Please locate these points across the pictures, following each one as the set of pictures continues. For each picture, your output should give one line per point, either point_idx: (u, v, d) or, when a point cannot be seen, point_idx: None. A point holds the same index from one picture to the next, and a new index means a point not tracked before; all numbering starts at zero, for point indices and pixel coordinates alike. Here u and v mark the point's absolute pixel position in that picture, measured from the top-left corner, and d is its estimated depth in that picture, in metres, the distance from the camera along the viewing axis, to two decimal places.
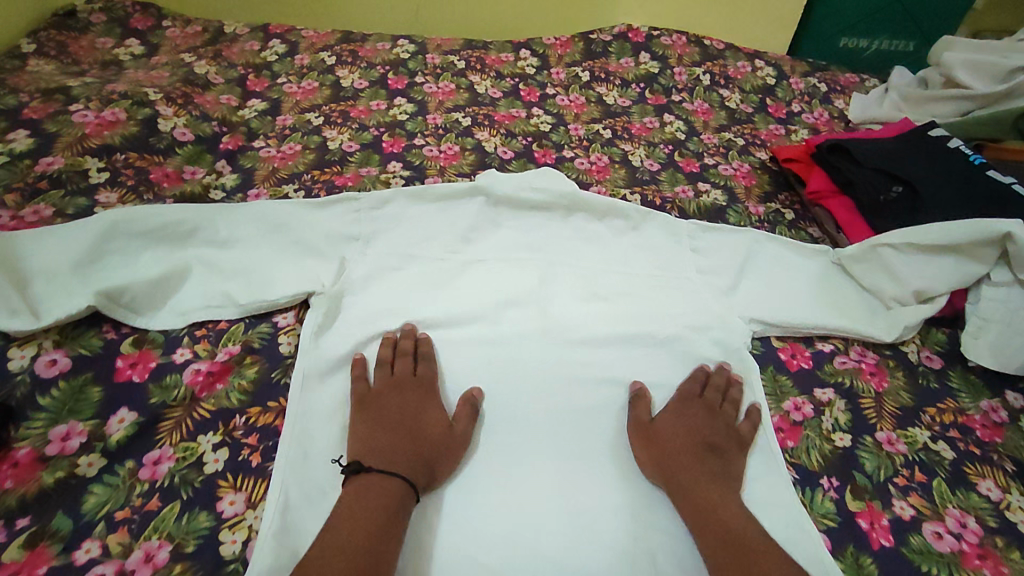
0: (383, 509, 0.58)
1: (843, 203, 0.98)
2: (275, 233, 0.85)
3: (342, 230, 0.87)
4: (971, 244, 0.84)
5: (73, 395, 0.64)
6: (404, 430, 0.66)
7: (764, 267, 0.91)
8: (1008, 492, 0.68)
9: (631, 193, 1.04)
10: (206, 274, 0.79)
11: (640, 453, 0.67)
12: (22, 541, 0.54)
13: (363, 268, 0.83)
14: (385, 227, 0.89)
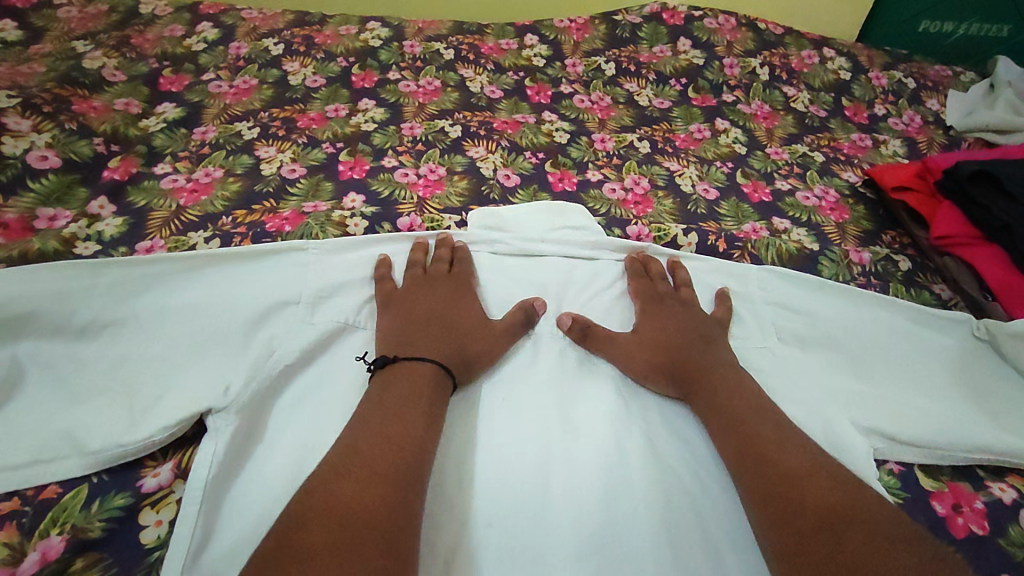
0: (424, 390, 0.51)
1: (992, 255, 0.69)
2: (165, 315, 0.56)
3: (273, 295, 0.58)
4: None
5: None
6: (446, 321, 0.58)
7: (880, 350, 0.64)
8: None
9: (686, 233, 0.74)
10: (43, 398, 0.50)
11: (661, 332, 0.60)
12: None
13: (297, 358, 0.55)
14: (337, 289, 0.61)
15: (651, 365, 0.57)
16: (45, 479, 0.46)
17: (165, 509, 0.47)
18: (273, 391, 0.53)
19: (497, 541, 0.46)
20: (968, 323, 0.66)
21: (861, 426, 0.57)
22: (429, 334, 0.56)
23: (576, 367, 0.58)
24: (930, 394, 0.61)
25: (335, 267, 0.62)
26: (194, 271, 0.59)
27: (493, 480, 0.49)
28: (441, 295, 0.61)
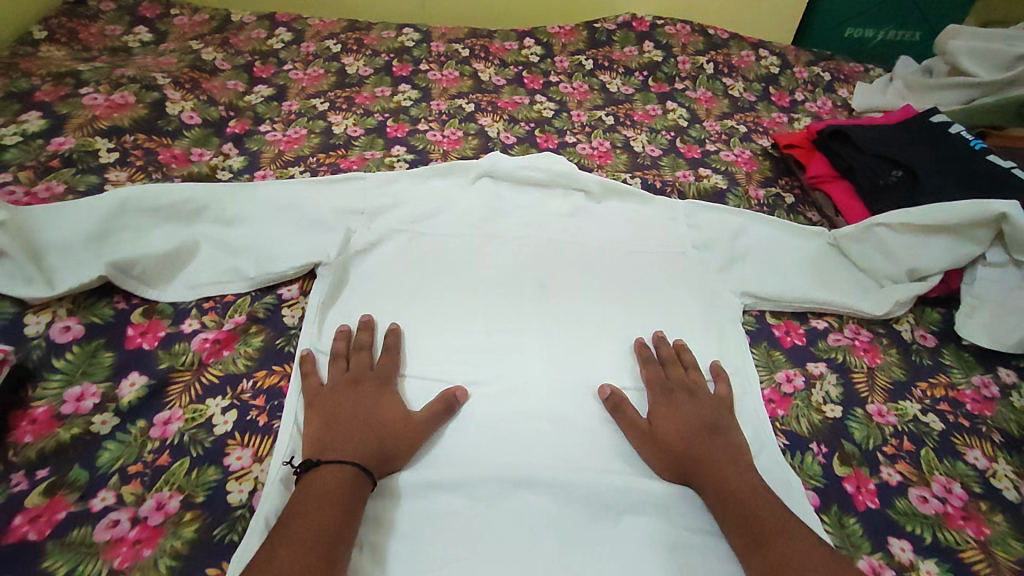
0: (344, 482, 0.57)
1: (844, 189, 0.98)
2: (282, 210, 0.87)
3: (351, 204, 0.89)
4: (966, 226, 0.82)
5: (86, 359, 0.67)
6: (363, 421, 0.64)
7: (758, 248, 0.94)
8: (994, 460, 0.70)
9: (631, 177, 1.05)
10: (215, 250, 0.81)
11: (673, 421, 0.67)
12: (42, 490, 0.57)
13: (369, 241, 0.86)
14: (392, 202, 0.91)
15: (667, 458, 0.65)
16: (225, 292, 0.77)
17: (295, 310, 0.78)
18: (354, 256, 0.84)
19: (485, 351, 0.77)
20: (822, 232, 0.95)
21: (735, 290, 0.87)
22: (354, 429, 0.62)
23: (544, 260, 0.89)
24: (789, 269, 0.90)
25: (390, 189, 0.93)
26: (299, 188, 0.90)
27: (487, 335, 0.78)
28: (365, 392, 0.67)
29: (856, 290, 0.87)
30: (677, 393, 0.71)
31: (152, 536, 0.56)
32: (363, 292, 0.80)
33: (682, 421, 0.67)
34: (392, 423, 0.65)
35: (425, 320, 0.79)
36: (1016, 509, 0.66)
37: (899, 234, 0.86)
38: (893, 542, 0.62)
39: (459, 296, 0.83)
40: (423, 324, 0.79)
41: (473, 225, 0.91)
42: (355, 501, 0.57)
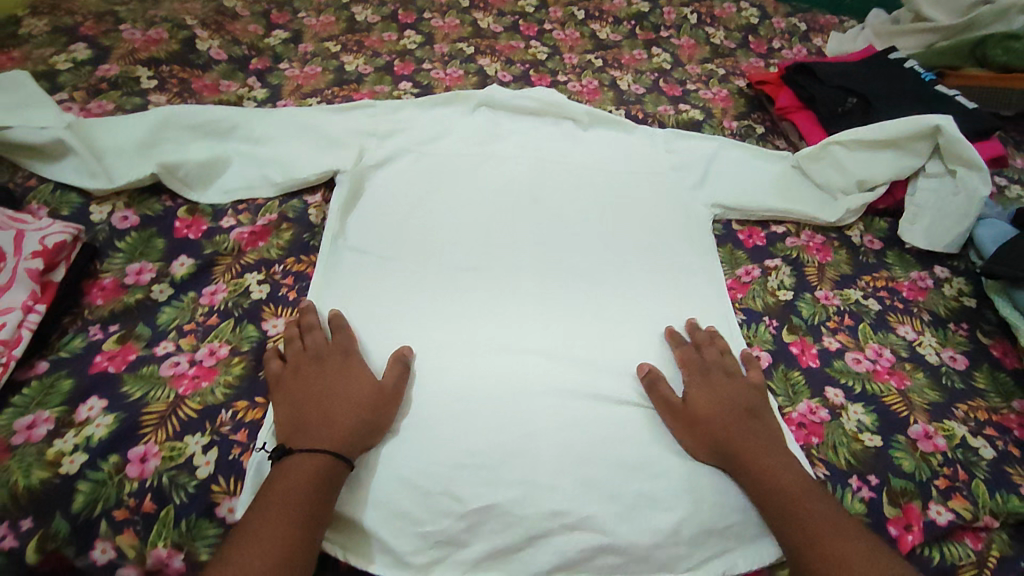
0: (317, 478, 0.57)
1: (807, 117, 1.09)
2: (302, 131, 0.96)
3: (360, 128, 0.98)
4: (908, 139, 0.94)
5: (143, 243, 0.78)
6: (329, 402, 0.63)
7: (731, 168, 1.02)
8: (921, 333, 0.81)
9: (616, 110, 1.15)
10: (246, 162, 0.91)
11: (713, 404, 0.67)
12: (115, 339, 0.68)
13: (378, 156, 0.95)
14: (398, 126, 1.00)
15: (709, 445, 0.65)
16: (255, 196, 0.88)
17: (317, 210, 0.88)
18: (368, 169, 0.93)
19: (480, 245, 0.85)
20: (786, 157, 1.04)
21: (707, 202, 0.95)
22: (324, 418, 0.62)
23: (534, 175, 0.97)
24: (759, 185, 0.98)
25: (397, 116, 1.02)
26: (315, 113, 0.99)
27: (481, 235, 0.87)
28: (327, 370, 0.66)
29: (815, 202, 0.96)
30: (713, 377, 0.70)
31: (207, 372, 0.67)
32: (370, 198, 0.89)
33: (723, 406, 0.67)
34: (362, 397, 0.64)
35: (429, 220, 0.87)
36: (935, 369, 0.76)
37: (851, 151, 0.97)
38: (828, 389, 0.73)
39: (461, 200, 0.91)
40: (427, 224, 0.87)
41: (473, 145, 1.01)
42: (328, 489, 0.58)
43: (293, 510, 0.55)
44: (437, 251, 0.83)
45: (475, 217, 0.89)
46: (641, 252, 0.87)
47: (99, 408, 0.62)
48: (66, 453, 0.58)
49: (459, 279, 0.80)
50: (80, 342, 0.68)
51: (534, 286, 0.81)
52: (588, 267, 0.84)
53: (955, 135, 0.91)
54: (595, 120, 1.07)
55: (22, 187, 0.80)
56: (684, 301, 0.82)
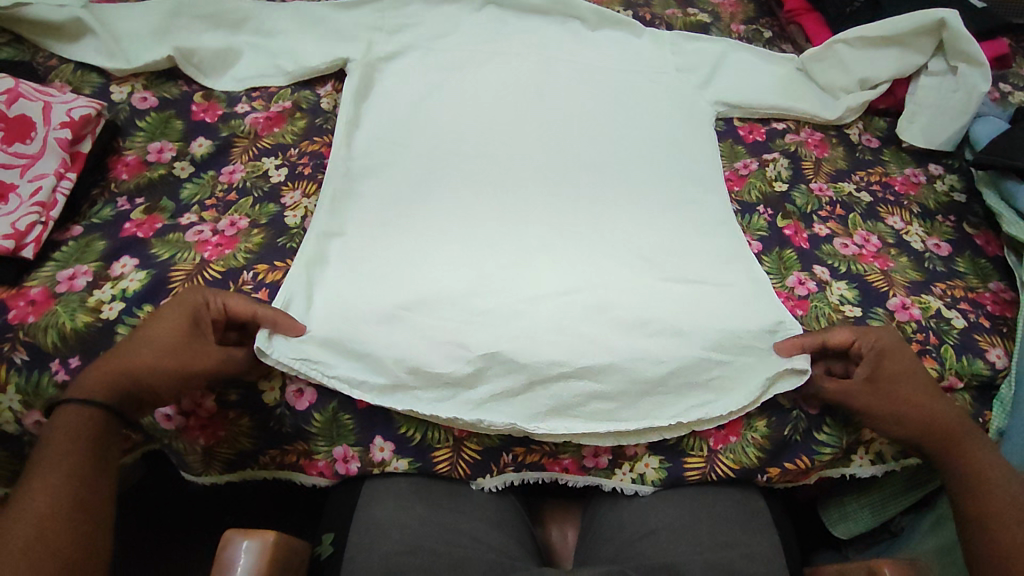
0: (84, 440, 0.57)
1: (815, 19, 1.09)
2: (311, 24, 0.97)
3: (368, 23, 0.98)
4: (913, 36, 0.95)
5: (162, 124, 0.81)
6: (135, 365, 0.59)
7: (735, 68, 1.03)
8: (910, 223, 0.84)
9: (623, 11, 1.15)
10: (257, 54, 0.93)
11: (900, 382, 0.65)
12: (141, 210, 0.72)
13: (387, 49, 0.96)
14: (409, 21, 1.01)
15: (903, 424, 0.64)
16: (268, 84, 0.90)
17: (330, 100, 0.90)
18: (379, 61, 0.94)
19: (485, 134, 0.88)
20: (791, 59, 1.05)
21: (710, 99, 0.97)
22: (120, 374, 0.59)
23: (541, 70, 0.99)
24: (762, 84, 1.00)
25: (404, 10, 1.02)
26: (324, 6, 0.99)
27: (488, 125, 0.89)
28: (169, 337, 0.60)
29: (815, 102, 0.98)
30: (895, 356, 0.66)
31: (229, 241, 0.71)
32: (381, 86, 0.91)
33: (906, 387, 0.65)
34: (157, 377, 0.60)
35: (438, 111, 0.90)
36: (919, 254, 0.80)
37: (855, 48, 0.97)
38: (816, 267, 0.77)
39: (470, 93, 0.93)
40: (434, 113, 0.89)
41: (479, 40, 1.02)
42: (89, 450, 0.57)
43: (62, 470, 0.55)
44: (448, 140, 0.86)
45: (482, 109, 0.91)
46: (642, 142, 0.89)
47: (131, 266, 0.67)
48: (105, 303, 0.64)
49: (470, 167, 0.83)
50: (110, 212, 0.72)
51: (539, 173, 0.84)
52: (593, 158, 0.87)
53: (959, 29, 0.91)
54: (604, 18, 1.07)
55: (43, 67, 0.82)
56: (685, 185, 0.84)
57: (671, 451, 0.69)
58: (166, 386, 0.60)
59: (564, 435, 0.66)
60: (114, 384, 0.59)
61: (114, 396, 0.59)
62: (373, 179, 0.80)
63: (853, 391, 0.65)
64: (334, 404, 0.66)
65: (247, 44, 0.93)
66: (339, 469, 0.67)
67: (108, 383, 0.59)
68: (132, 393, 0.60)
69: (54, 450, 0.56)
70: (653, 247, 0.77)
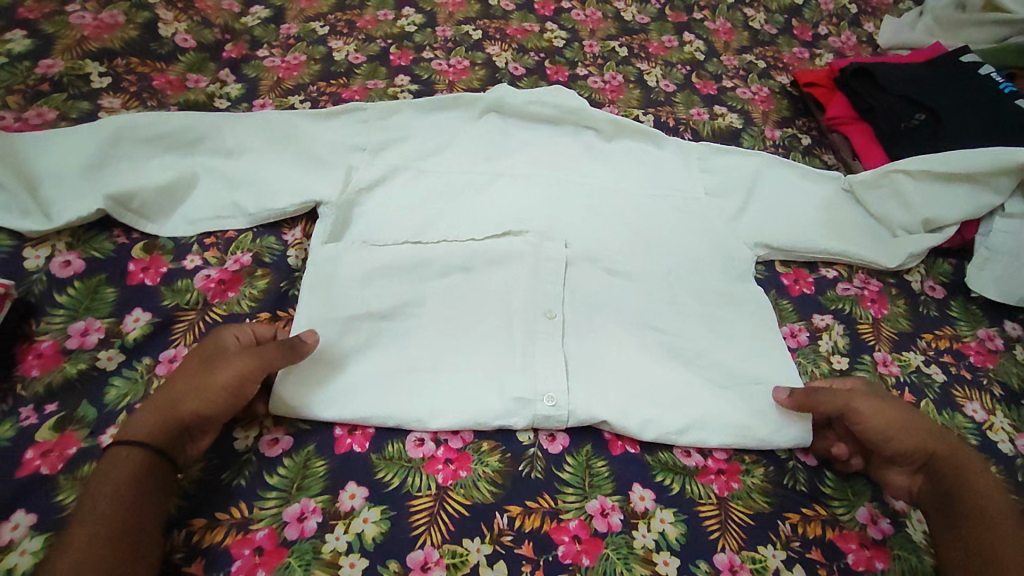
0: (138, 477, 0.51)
1: (863, 131, 0.96)
2: (280, 143, 0.78)
3: (347, 142, 0.79)
4: (987, 173, 0.82)
5: (89, 294, 0.66)
6: (166, 405, 0.55)
7: (773, 192, 0.85)
8: (992, 413, 0.71)
9: (643, 114, 1.01)
10: (211, 183, 0.75)
11: (960, 489, 0.56)
12: (52, 425, 0.57)
13: (372, 175, 0.77)
14: (397, 136, 0.81)
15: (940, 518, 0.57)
16: (226, 227, 0.74)
17: (298, 250, 0.75)
18: (361, 193, 0.76)
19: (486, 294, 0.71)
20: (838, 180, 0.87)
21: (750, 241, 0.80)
22: (157, 413, 0.54)
23: (549, 194, 0.79)
24: (809, 217, 0.83)
25: (392, 121, 0.82)
26: (290, 116, 0.80)
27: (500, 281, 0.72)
28: (200, 369, 0.57)
29: (870, 240, 0.83)
30: (952, 463, 0.58)
31: None
32: (363, 229, 0.74)
33: (958, 491, 0.56)
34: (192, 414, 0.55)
35: (436, 254, 0.72)
36: (1009, 462, 0.67)
37: (916, 181, 0.83)
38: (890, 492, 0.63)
39: (475, 224, 0.75)
40: (432, 258, 0.72)
41: (482, 152, 0.82)
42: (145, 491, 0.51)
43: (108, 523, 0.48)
44: (435, 329, 0.67)
45: (487, 250, 0.73)
46: (679, 312, 0.72)
47: (25, 527, 0.51)
48: None
49: (460, 366, 0.64)
50: (9, 431, 0.56)
51: (551, 378, 0.64)
52: (619, 353, 0.68)
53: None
54: (633, 131, 0.87)
55: None
56: (729, 403, 0.66)
57: None
58: (212, 401, 0.55)
59: None
60: (163, 415, 0.54)
61: (163, 437, 0.53)
62: (332, 393, 0.61)
63: (866, 397, 0.61)
64: None
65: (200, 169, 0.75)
66: None
67: (161, 415, 0.54)
68: (177, 423, 0.54)
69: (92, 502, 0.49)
70: (690, 483, 0.61)
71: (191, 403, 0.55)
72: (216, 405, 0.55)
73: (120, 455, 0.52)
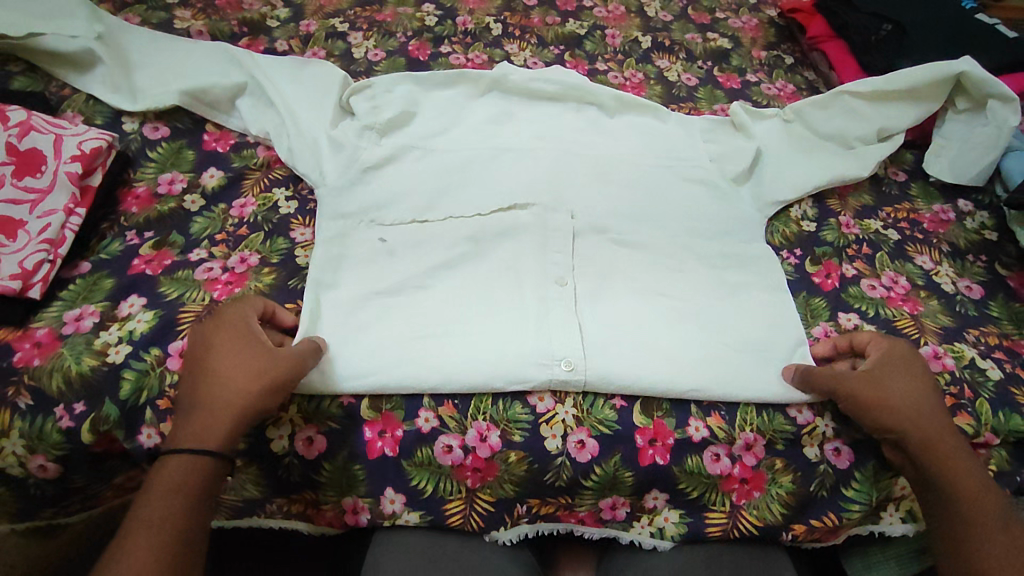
0: (193, 482, 0.54)
1: (838, 48, 1.07)
2: (312, 106, 0.83)
3: (353, 126, 0.82)
4: (930, 87, 0.91)
5: (173, 154, 0.80)
6: (220, 410, 0.56)
7: (776, 159, 0.88)
8: (939, 264, 0.82)
9: (643, 37, 1.13)
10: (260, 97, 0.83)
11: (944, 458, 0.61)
12: (150, 245, 0.71)
13: (379, 155, 0.79)
14: (402, 120, 0.84)
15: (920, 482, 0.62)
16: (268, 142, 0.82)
17: None
18: (371, 173, 0.78)
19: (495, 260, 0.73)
20: (781, 112, 0.92)
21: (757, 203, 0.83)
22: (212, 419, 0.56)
23: (554, 162, 0.82)
24: (795, 162, 0.88)
25: (395, 99, 0.85)
26: (305, 93, 0.84)
27: (508, 255, 0.73)
28: (245, 369, 0.58)
29: (835, 157, 0.90)
30: (938, 435, 0.62)
31: (239, 279, 0.69)
32: (376, 209, 0.76)
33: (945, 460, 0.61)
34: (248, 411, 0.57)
35: (446, 229, 0.75)
36: (950, 297, 0.78)
37: (863, 100, 0.92)
38: (842, 315, 0.74)
39: (483, 199, 0.78)
40: (442, 232, 0.75)
41: (489, 121, 0.86)
42: (202, 497, 0.54)
43: (167, 525, 0.51)
44: (445, 298, 0.69)
45: (495, 221, 0.76)
46: (684, 280, 0.74)
47: (139, 305, 0.65)
48: (111, 345, 0.62)
49: (473, 325, 0.67)
50: (119, 247, 0.70)
51: (567, 342, 0.66)
52: (627, 315, 0.70)
53: (981, 75, 0.88)
54: (635, 104, 0.90)
55: (56, 96, 0.82)
56: (735, 361, 0.67)
57: (693, 506, 0.65)
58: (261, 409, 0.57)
59: (595, 471, 0.62)
60: (218, 422, 0.56)
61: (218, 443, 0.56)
62: (346, 361, 0.63)
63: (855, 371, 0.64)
64: (344, 454, 0.62)
65: (243, 99, 0.83)
66: (349, 520, 0.64)
67: (214, 423, 0.56)
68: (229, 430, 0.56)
69: (152, 506, 0.52)
70: None
71: (237, 411, 0.56)
72: (268, 403, 0.58)
73: (179, 461, 0.54)
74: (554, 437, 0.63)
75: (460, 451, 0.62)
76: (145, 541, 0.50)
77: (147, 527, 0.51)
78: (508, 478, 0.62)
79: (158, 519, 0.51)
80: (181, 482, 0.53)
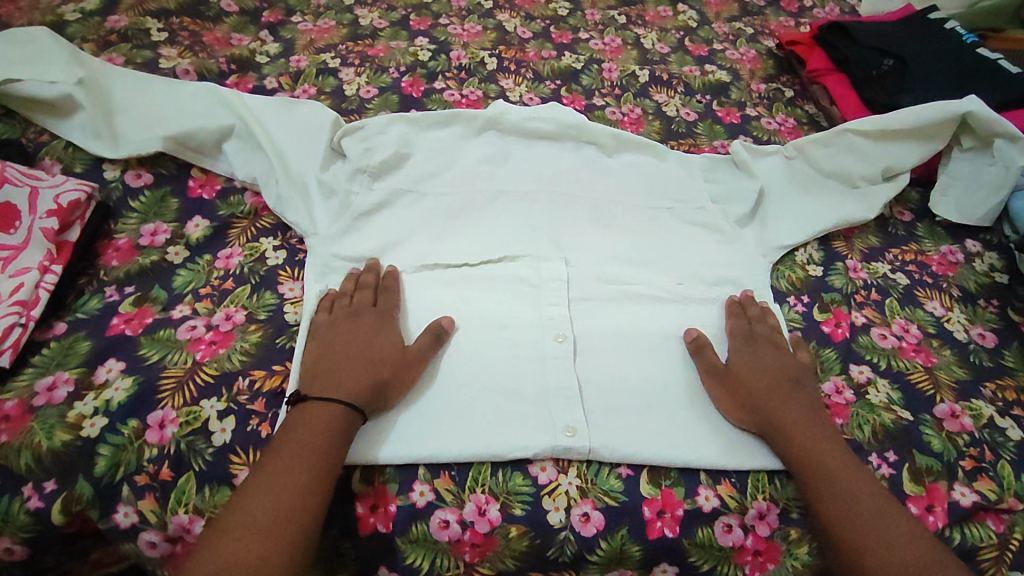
0: (331, 425, 0.57)
1: (838, 80, 1.06)
2: (301, 150, 0.80)
3: (346, 169, 0.79)
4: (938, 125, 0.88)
5: (156, 203, 0.76)
6: (357, 361, 0.62)
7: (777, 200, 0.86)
8: (950, 309, 0.79)
9: (640, 70, 1.11)
10: (247, 141, 0.80)
11: (782, 400, 0.63)
12: (131, 301, 0.67)
13: (373, 201, 0.77)
14: (398, 161, 0.81)
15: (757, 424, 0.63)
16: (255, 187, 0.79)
17: None
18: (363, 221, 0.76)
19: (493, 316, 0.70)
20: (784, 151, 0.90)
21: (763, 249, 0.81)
22: (351, 370, 0.61)
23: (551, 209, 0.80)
24: (798, 204, 0.86)
25: (391, 139, 0.82)
26: (294, 134, 0.81)
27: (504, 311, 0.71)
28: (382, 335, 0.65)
29: (839, 197, 0.87)
30: (782, 385, 0.65)
31: (224, 338, 0.65)
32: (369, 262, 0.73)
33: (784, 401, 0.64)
34: (387, 363, 0.63)
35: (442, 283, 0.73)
36: (963, 346, 0.76)
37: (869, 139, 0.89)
38: (854, 367, 0.71)
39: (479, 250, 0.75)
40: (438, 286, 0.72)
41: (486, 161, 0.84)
42: (337, 438, 0.57)
43: (303, 451, 0.55)
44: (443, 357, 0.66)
45: (491, 273, 0.74)
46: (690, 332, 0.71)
47: (117, 370, 0.61)
48: (86, 417, 0.58)
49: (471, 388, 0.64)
50: (97, 304, 0.67)
51: (567, 410, 0.64)
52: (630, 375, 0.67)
53: (988, 112, 0.86)
54: (637, 143, 0.87)
55: (34, 143, 0.79)
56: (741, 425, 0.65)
57: None
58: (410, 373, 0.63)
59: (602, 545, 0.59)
60: (369, 379, 0.61)
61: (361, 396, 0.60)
62: None
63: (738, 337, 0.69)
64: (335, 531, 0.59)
65: (231, 142, 0.80)
66: None
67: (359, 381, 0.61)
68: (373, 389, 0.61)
69: (298, 438, 0.56)
70: None
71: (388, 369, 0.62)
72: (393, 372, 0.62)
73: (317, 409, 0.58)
74: (557, 510, 0.59)
75: (457, 526, 0.58)
76: (289, 467, 0.54)
77: (290, 455, 0.54)
78: (509, 553, 0.59)
79: (301, 446, 0.55)
80: (324, 424, 0.57)
